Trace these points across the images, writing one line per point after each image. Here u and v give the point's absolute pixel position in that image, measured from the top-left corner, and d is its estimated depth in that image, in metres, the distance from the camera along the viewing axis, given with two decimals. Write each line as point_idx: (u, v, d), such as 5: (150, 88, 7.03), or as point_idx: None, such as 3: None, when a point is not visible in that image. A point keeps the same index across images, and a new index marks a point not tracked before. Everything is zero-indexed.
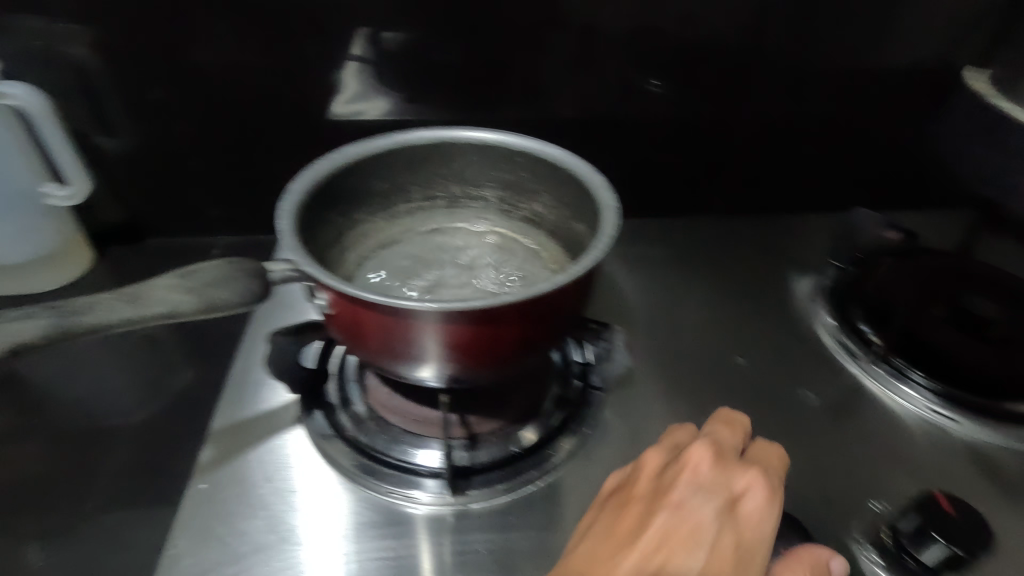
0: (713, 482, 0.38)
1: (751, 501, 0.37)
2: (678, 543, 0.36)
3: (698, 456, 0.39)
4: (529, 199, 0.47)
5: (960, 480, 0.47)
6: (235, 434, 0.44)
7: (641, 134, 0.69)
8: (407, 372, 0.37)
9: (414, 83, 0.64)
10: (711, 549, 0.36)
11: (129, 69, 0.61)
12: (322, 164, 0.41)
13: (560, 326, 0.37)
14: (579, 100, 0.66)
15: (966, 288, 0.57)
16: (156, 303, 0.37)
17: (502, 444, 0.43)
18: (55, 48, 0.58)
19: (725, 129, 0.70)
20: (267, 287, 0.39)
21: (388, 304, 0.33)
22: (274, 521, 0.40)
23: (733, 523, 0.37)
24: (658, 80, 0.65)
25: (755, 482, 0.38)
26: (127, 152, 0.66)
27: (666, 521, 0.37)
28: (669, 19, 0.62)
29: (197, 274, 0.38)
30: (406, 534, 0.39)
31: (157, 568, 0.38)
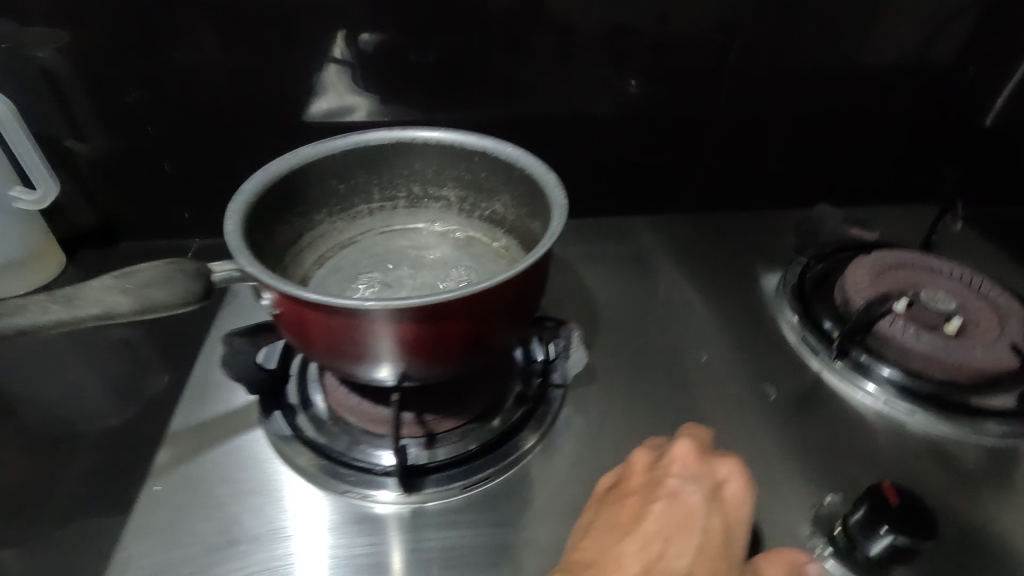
0: (699, 470, 0.39)
1: (733, 486, 0.38)
2: (674, 531, 0.36)
3: (683, 448, 0.40)
4: (489, 198, 0.47)
5: (919, 473, 0.48)
6: (192, 436, 0.44)
7: (613, 133, 0.69)
8: (356, 370, 0.37)
9: (390, 85, 0.64)
10: (704, 534, 0.36)
11: (102, 71, 0.60)
12: (277, 164, 0.41)
13: (509, 322, 0.37)
14: (551, 101, 0.66)
15: (929, 281, 0.57)
16: (92, 303, 0.37)
17: (460, 442, 0.43)
18: (22, 52, 0.58)
19: (698, 128, 0.70)
20: (208, 287, 0.40)
21: (332, 302, 0.33)
22: (229, 520, 0.40)
23: (720, 508, 0.37)
24: (636, 80, 0.66)
25: (735, 468, 0.39)
26: (99, 155, 0.66)
27: (663, 509, 0.37)
28: (646, 20, 0.62)
29: (135, 274, 0.39)
30: (360, 532, 0.39)
31: (108, 570, 0.38)
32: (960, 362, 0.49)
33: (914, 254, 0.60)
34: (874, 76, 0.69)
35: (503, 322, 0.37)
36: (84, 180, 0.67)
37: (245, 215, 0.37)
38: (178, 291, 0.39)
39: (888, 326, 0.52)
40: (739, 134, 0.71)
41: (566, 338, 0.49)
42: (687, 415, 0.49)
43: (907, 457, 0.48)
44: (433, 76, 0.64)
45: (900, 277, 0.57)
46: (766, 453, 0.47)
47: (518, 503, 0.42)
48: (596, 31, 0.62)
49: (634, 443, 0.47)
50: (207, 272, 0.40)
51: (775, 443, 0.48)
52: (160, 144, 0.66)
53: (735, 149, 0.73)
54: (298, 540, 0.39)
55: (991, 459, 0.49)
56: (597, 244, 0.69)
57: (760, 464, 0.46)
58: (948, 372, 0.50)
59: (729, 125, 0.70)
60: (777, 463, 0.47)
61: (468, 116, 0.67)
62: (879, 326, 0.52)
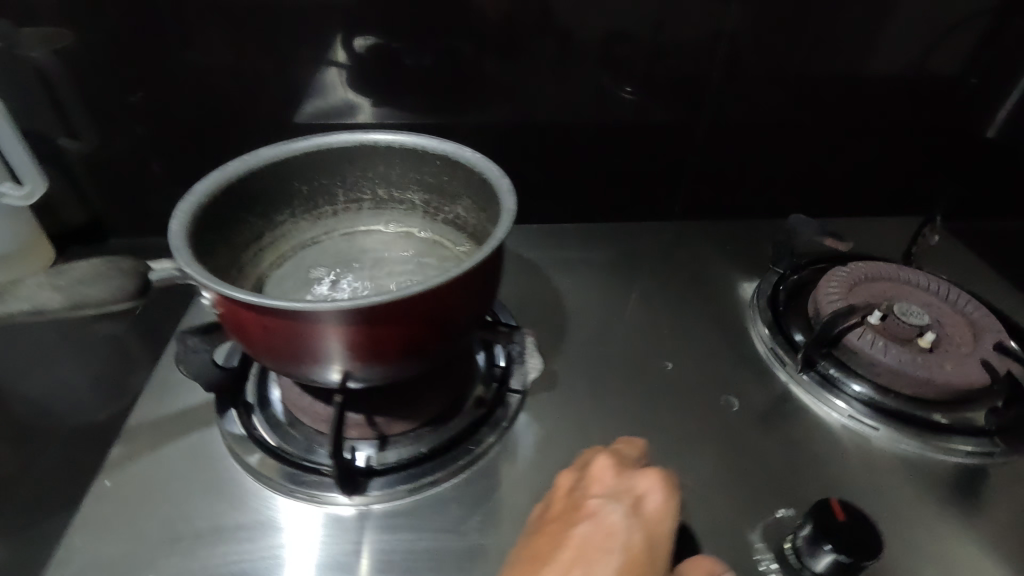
0: (619, 488, 0.38)
1: (653, 501, 0.37)
2: (595, 549, 0.35)
3: (602, 468, 0.39)
4: (452, 203, 0.47)
5: (889, 489, 0.47)
6: (149, 432, 0.45)
7: (599, 139, 0.69)
8: (300, 372, 0.36)
9: (382, 87, 0.64)
10: (625, 551, 0.35)
11: (100, 70, 0.60)
12: (234, 165, 0.41)
13: (455, 325, 0.37)
14: (538, 105, 0.66)
15: (903, 294, 0.56)
16: (24, 300, 0.42)
17: (412, 445, 0.43)
18: (12, 51, 0.58)
19: (684, 135, 0.70)
20: (139, 287, 0.45)
21: (265, 304, 0.32)
22: (176, 517, 0.40)
23: (641, 523, 0.36)
24: (632, 87, 0.66)
25: (654, 481, 0.38)
26: (92, 152, 0.66)
27: (585, 529, 0.36)
28: (642, 28, 0.62)
29: (67, 274, 0.44)
30: (305, 533, 0.39)
31: (53, 563, 0.38)
32: (926, 377, 0.48)
33: (891, 266, 0.59)
34: (873, 86, 0.68)
35: (447, 328, 0.36)
36: (74, 177, 0.67)
37: (195, 216, 0.37)
38: (111, 289, 0.44)
39: (856, 339, 0.51)
40: (729, 142, 0.71)
41: (520, 344, 0.49)
42: (649, 425, 0.49)
43: (874, 474, 0.47)
44: (426, 80, 0.64)
45: (875, 289, 0.56)
46: (725, 466, 0.46)
47: (466, 508, 0.41)
48: (591, 37, 0.62)
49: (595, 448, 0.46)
50: (139, 271, 0.46)
51: (733, 454, 0.47)
52: (153, 142, 0.66)
53: (721, 157, 0.72)
54: (242, 540, 0.39)
55: (963, 479, 0.47)
56: (574, 249, 0.68)
57: (719, 475, 0.46)
58: (914, 388, 0.49)
59: (719, 133, 0.70)
60: (737, 475, 0.46)
61: (456, 120, 0.67)
62: (847, 338, 0.51)
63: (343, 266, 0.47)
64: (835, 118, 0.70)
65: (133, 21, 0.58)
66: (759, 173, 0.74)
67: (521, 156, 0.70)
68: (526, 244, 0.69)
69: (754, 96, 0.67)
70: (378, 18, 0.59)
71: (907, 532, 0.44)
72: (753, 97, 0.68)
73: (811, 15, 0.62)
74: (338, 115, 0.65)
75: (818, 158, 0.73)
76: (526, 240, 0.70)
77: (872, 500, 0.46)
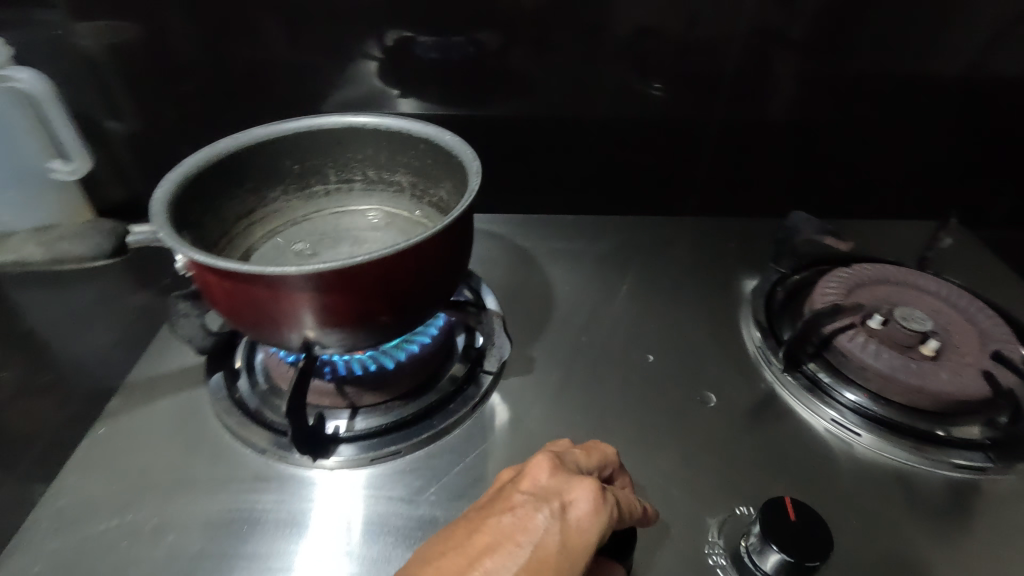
0: (548, 489, 0.34)
1: (578, 510, 0.33)
2: (501, 547, 0.32)
3: (538, 466, 0.36)
4: (435, 185, 0.49)
5: (877, 501, 0.44)
6: (144, 388, 0.49)
7: (614, 131, 0.69)
8: (264, 335, 0.38)
9: (407, 78, 0.65)
10: (533, 554, 0.31)
11: (148, 56, 0.62)
12: (226, 142, 0.43)
13: (411, 296, 0.38)
14: (556, 97, 0.66)
15: (909, 297, 0.54)
16: None
17: (379, 416, 0.45)
18: (66, 39, 0.61)
19: (704, 130, 0.69)
20: None
21: (217, 264, 0.34)
22: (156, 467, 0.43)
23: (558, 531, 0.32)
24: (660, 84, 0.65)
25: (586, 490, 0.33)
26: (137, 134, 0.68)
27: (499, 525, 0.33)
28: (677, 24, 0.61)
29: None
30: (267, 490, 0.42)
31: (42, 499, 0.42)
32: (920, 384, 0.45)
33: (898, 270, 0.57)
34: (919, 85, 0.65)
35: (401, 300, 0.38)
36: (114, 157, 0.69)
37: (181, 185, 0.39)
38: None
39: (847, 341, 0.48)
40: (751, 139, 0.69)
41: (487, 326, 0.49)
42: (622, 416, 0.49)
43: (851, 481, 0.45)
44: (452, 72, 0.64)
45: (878, 292, 0.54)
46: (690, 461, 0.46)
47: (425, 480, 0.43)
48: (622, 31, 0.61)
49: (567, 432, 0.47)
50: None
51: (701, 448, 0.47)
52: (187, 128, 0.67)
53: (735, 154, 0.71)
54: (209, 493, 0.42)
55: (953, 495, 0.45)
56: (569, 240, 0.69)
57: (683, 470, 0.45)
58: (907, 396, 0.47)
59: (741, 131, 0.69)
60: (705, 472, 0.45)
61: (476, 112, 0.67)
62: (838, 339, 0.49)
63: (328, 241, 0.50)
64: (869, 117, 0.67)
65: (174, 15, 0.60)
66: (777, 170, 0.72)
67: (532, 146, 0.70)
68: (522, 234, 0.70)
69: (785, 94, 0.65)
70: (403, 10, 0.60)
71: (879, 542, 0.42)
72: (783, 93, 0.65)
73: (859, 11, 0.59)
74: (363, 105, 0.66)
75: (841, 157, 0.71)
76: (526, 231, 0.71)
77: (854, 509, 0.44)
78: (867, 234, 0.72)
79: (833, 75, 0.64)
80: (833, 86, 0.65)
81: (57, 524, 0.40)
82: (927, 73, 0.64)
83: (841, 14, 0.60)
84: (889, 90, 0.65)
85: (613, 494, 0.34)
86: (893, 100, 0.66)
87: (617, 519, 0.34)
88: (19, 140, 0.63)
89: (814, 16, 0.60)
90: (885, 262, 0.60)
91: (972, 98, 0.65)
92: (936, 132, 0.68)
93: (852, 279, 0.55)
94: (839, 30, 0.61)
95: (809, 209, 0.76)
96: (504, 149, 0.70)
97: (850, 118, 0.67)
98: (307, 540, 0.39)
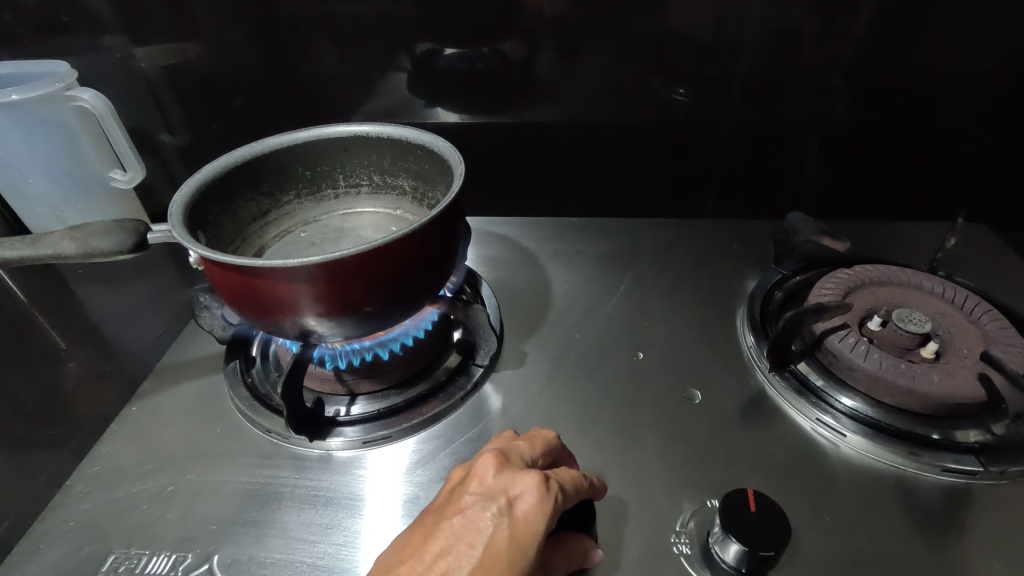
0: (495, 487, 0.37)
1: (525, 503, 0.35)
2: (455, 549, 0.34)
3: (484, 466, 0.38)
4: (432, 189, 0.53)
5: (865, 502, 0.43)
6: (173, 372, 0.55)
7: (625, 136, 0.70)
8: (267, 324, 0.42)
9: (432, 90, 0.68)
10: (485, 552, 0.34)
11: (199, 75, 0.67)
12: (242, 150, 0.49)
13: (397, 287, 0.41)
14: (570, 105, 0.68)
15: (910, 297, 0.53)
16: (48, 245, 0.47)
17: (375, 403, 0.50)
18: (128, 62, 0.67)
19: (717, 133, 0.69)
20: (141, 242, 0.47)
21: (217, 257, 0.38)
22: (178, 442, 0.49)
23: (507, 525, 0.35)
24: (683, 88, 0.66)
25: (530, 482, 0.36)
26: (186, 147, 0.73)
27: (452, 529, 0.35)
28: (697, 28, 0.61)
29: (85, 227, 0.48)
30: (271, 467, 0.46)
31: (81, 465, 0.48)
32: (908, 385, 0.45)
33: (901, 271, 0.56)
34: (951, 83, 0.63)
35: (384, 293, 0.41)
36: (164, 165, 0.76)
37: (199, 189, 0.45)
38: (114, 241, 0.47)
39: (837, 341, 0.48)
40: (767, 141, 0.69)
41: (474, 320, 0.52)
42: (606, 411, 0.50)
43: (833, 478, 0.45)
44: (475, 82, 0.67)
45: (879, 294, 0.53)
46: (668, 455, 0.47)
47: (410, 463, 0.46)
48: (641, 37, 0.62)
49: (554, 423, 0.49)
50: (141, 230, 0.48)
51: (687, 442, 0.47)
52: (228, 140, 0.72)
53: (747, 155, 0.71)
54: (221, 467, 0.47)
55: (940, 497, 0.44)
56: (573, 241, 0.72)
57: (661, 462, 0.46)
58: (897, 397, 0.46)
59: (755, 133, 0.69)
60: (682, 464, 0.46)
61: (495, 119, 0.70)
62: (828, 340, 0.49)
63: (333, 240, 0.56)
64: (895, 117, 0.66)
65: (216, 40, 0.65)
66: (791, 172, 0.72)
67: (544, 151, 0.72)
68: (528, 235, 0.74)
69: (803, 96, 0.65)
70: (424, 27, 0.63)
71: (855, 538, 0.42)
72: (798, 95, 0.65)
73: (885, 11, 0.58)
74: (389, 115, 0.70)
75: (861, 158, 0.69)
76: (533, 232, 0.74)
77: (840, 508, 0.43)
78: (882, 235, 0.70)
79: (853, 76, 0.63)
80: (852, 87, 0.64)
81: (91, 486, 0.46)
82: (955, 74, 0.62)
83: (861, 15, 0.59)
84: (915, 88, 0.63)
85: (558, 483, 0.37)
86: (918, 100, 0.64)
87: (564, 503, 0.36)
88: (85, 151, 0.71)
89: (832, 18, 0.59)
90: (889, 264, 0.59)
91: (1007, 99, 0.63)
92: (968, 133, 0.66)
93: (851, 278, 0.55)
94: (858, 31, 0.60)
95: (825, 211, 0.75)
96: (518, 153, 0.73)
97: (872, 118, 0.66)
98: (301, 510, 0.43)
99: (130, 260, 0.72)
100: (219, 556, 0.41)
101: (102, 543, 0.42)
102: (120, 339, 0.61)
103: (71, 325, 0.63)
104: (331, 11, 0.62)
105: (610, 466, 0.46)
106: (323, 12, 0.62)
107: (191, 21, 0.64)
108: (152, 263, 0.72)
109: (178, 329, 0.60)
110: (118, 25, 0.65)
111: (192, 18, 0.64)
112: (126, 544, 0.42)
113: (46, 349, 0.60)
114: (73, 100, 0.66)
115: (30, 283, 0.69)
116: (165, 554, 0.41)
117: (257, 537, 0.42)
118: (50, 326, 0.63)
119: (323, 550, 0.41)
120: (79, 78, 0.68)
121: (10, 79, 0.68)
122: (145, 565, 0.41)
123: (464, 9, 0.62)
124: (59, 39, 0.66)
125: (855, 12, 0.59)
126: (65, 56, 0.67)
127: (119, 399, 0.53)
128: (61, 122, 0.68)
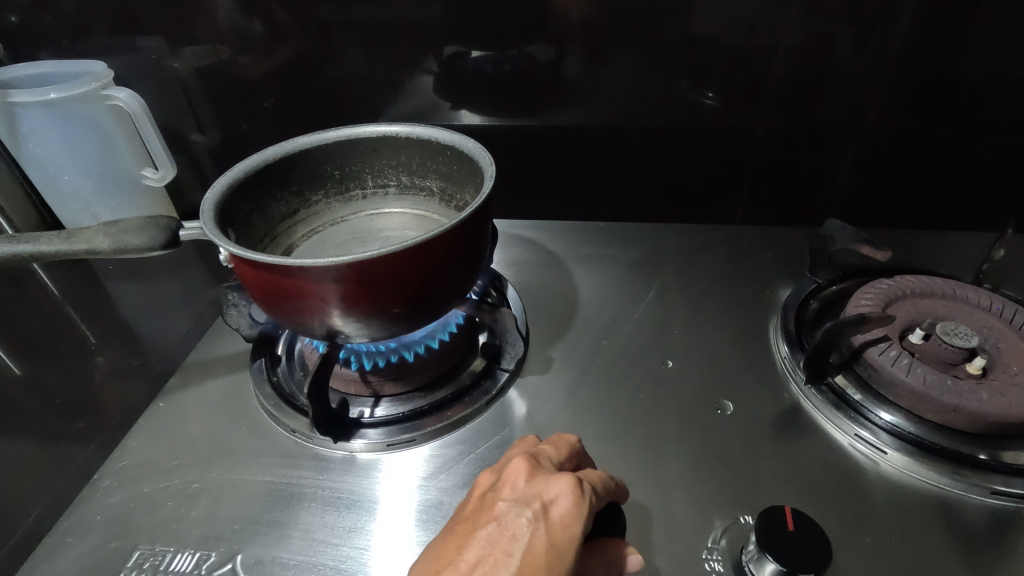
0: (528, 492, 0.36)
1: (560, 507, 0.35)
2: (492, 558, 0.33)
3: (515, 471, 0.37)
4: (461, 190, 0.53)
5: (908, 523, 0.41)
6: (199, 369, 0.55)
7: (656, 140, 0.69)
8: (298, 324, 0.42)
9: (459, 92, 0.67)
10: (523, 560, 0.33)
11: (229, 76, 0.68)
12: (272, 150, 0.50)
13: (429, 287, 0.41)
14: (602, 108, 0.67)
15: (956, 310, 0.50)
16: (82, 241, 0.47)
17: (401, 405, 0.49)
18: (164, 62, 0.68)
19: (751, 138, 0.67)
20: (172, 239, 0.48)
21: (249, 257, 0.38)
22: (202, 442, 0.49)
23: (544, 531, 0.34)
24: (713, 92, 0.64)
25: (564, 486, 0.35)
26: (216, 147, 0.74)
27: (486, 536, 0.34)
28: (729, 32, 0.60)
29: (118, 223, 0.48)
30: (296, 467, 0.46)
31: (105, 461, 0.48)
32: (955, 403, 0.42)
33: (946, 282, 0.53)
34: (999, 89, 0.60)
35: (412, 294, 0.41)
36: (193, 164, 0.76)
37: (229, 188, 0.46)
38: (146, 239, 0.47)
39: (878, 354, 0.46)
40: (803, 147, 0.67)
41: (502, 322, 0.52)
42: (634, 421, 0.49)
43: (872, 497, 0.43)
44: (503, 84, 0.66)
45: (921, 307, 0.51)
46: (699, 468, 0.45)
47: (433, 470, 0.45)
48: (672, 40, 0.61)
49: (579, 432, 0.48)
50: (174, 226, 0.48)
51: (717, 455, 0.46)
52: (256, 141, 0.73)
53: (781, 162, 0.69)
54: (246, 467, 0.46)
55: (990, 521, 0.41)
56: (601, 247, 0.71)
57: (691, 474, 0.45)
58: (942, 415, 0.43)
59: (789, 139, 0.67)
60: (711, 476, 0.44)
61: (524, 122, 0.69)
62: (868, 352, 0.46)
63: (359, 240, 0.56)
64: (939, 123, 0.63)
65: (249, 40, 0.65)
66: (829, 177, 0.70)
67: (573, 155, 0.71)
68: (554, 239, 0.73)
69: (840, 102, 0.63)
70: (454, 29, 0.63)
71: (897, 560, 0.40)
72: (837, 100, 0.63)
73: (933, 13, 0.56)
74: (418, 117, 0.70)
75: (901, 166, 0.67)
76: (561, 237, 0.73)
77: (881, 528, 0.41)
78: (923, 245, 0.68)
79: (897, 82, 0.61)
80: (894, 92, 0.62)
81: (116, 482, 0.46)
82: (1005, 78, 0.59)
83: (906, 17, 0.57)
84: (957, 94, 0.61)
85: (591, 489, 0.36)
86: (966, 106, 0.62)
87: (598, 506, 0.36)
88: (118, 149, 0.72)
89: (876, 20, 0.57)
90: (929, 275, 0.57)
91: None
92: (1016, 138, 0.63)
93: (892, 288, 0.52)
94: (903, 34, 0.58)
95: (861, 220, 0.73)
96: (546, 158, 0.72)
97: (915, 124, 0.64)
98: (323, 513, 0.43)
99: (161, 257, 0.73)
100: (242, 556, 0.41)
101: (128, 538, 0.42)
102: (149, 335, 0.61)
103: (102, 320, 0.64)
104: (364, 13, 0.62)
105: (637, 477, 0.45)
106: (356, 15, 0.62)
107: (223, 22, 0.64)
108: (183, 260, 0.72)
109: (204, 328, 0.60)
110: (152, 26, 0.66)
111: (224, 20, 0.64)
112: (152, 539, 0.42)
113: (78, 344, 0.60)
114: (109, 99, 0.67)
115: (63, 279, 0.70)
116: (189, 552, 0.41)
117: (279, 538, 0.41)
118: (82, 321, 0.64)
119: (345, 553, 0.40)
120: (114, 78, 0.69)
121: (48, 77, 0.70)
122: (170, 562, 0.41)
123: (492, 11, 0.61)
124: (97, 41, 0.68)
125: (893, 16, 0.57)
126: (102, 56, 0.69)
127: (147, 396, 0.53)
128: (96, 120, 0.69)
